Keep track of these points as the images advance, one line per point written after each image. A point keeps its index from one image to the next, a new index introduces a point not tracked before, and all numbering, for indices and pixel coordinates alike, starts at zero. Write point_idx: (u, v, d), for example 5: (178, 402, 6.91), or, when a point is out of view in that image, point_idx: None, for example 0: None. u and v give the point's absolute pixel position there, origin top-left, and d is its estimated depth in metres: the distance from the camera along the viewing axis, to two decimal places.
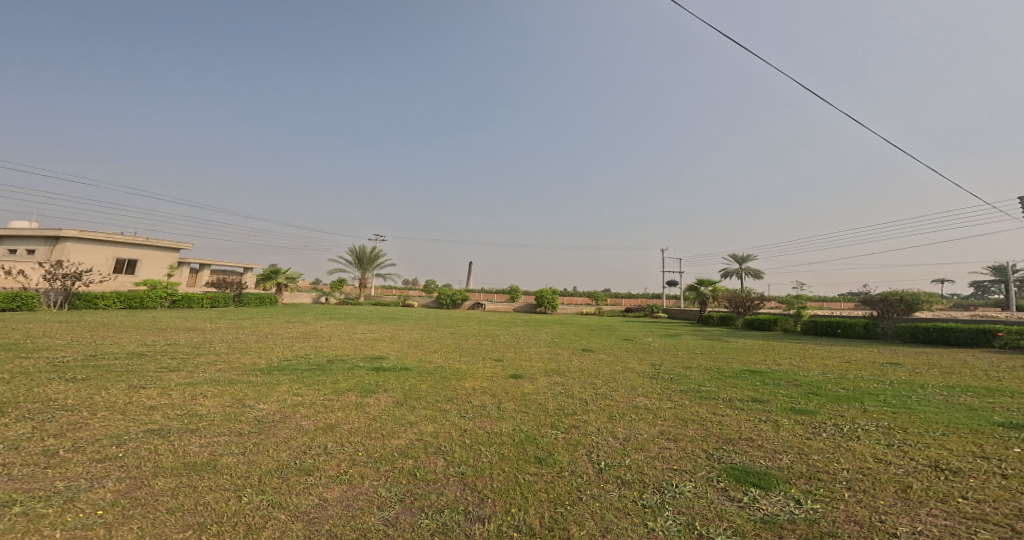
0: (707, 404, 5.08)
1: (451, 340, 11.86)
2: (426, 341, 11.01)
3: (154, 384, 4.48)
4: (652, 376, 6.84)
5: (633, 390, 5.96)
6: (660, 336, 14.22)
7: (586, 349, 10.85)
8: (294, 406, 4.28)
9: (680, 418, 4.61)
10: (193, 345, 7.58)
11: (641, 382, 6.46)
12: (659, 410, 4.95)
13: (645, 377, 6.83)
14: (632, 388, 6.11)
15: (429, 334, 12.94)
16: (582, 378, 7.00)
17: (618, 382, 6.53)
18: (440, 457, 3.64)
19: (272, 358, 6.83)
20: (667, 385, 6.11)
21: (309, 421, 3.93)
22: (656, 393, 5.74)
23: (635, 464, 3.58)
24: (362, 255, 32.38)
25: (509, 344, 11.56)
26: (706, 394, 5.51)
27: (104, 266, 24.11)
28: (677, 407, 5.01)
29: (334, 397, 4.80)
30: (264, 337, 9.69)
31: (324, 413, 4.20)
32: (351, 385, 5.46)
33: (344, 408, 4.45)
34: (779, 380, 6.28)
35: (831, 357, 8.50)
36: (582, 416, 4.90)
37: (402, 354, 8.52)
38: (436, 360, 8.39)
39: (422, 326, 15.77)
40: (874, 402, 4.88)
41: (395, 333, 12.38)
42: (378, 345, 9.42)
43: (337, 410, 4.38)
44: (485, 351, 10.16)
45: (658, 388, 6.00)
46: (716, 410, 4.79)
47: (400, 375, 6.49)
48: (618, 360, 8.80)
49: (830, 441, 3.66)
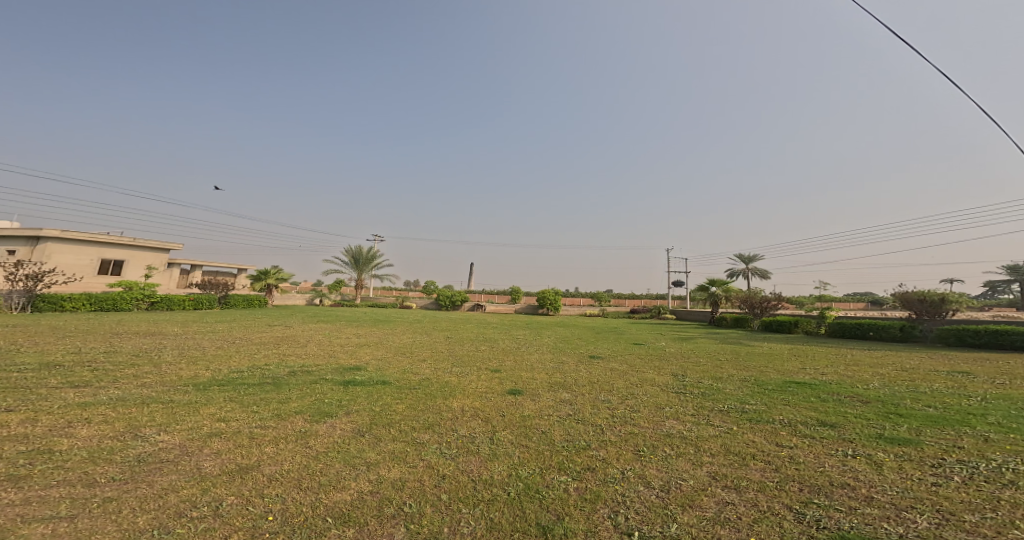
0: (763, 431, 3.92)
1: (445, 346, 10.74)
2: (416, 347, 9.91)
3: (30, 409, 3.42)
4: (680, 391, 5.68)
5: (662, 411, 4.80)
6: (674, 339, 13.05)
7: (594, 355, 9.73)
8: (208, 438, 3.21)
9: (733, 454, 3.45)
10: (136, 353, 6.52)
11: (669, 399, 5.30)
12: (704, 441, 3.79)
13: (671, 392, 5.67)
14: (658, 408, 4.95)
15: (422, 339, 11.83)
16: (595, 395, 5.84)
17: (640, 400, 5.37)
18: (399, 525, 2.50)
19: (222, 368, 5.77)
20: (702, 404, 4.95)
21: (215, 462, 2.88)
22: (693, 415, 4.57)
23: (688, 534, 2.42)
24: (359, 255, 31.35)
25: (509, 350, 10.43)
26: (757, 417, 4.35)
27: (88, 267, 23.15)
28: (724, 436, 3.86)
29: (271, 423, 3.73)
30: (232, 342, 8.63)
31: (246, 450, 3.11)
32: (302, 404, 4.38)
33: (279, 442, 3.34)
34: (837, 395, 5.13)
35: (882, 365, 7.31)
36: (600, 454, 3.76)
37: (384, 362, 7.41)
38: (423, 370, 7.28)
39: (416, 329, 14.63)
40: (986, 425, 3.70)
41: (384, 338, 11.28)
42: (359, 352, 8.33)
43: (268, 444, 3.27)
44: (481, 358, 9.05)
45: (694, 408, 4.83)
46: (778, 441, 3.63)
47: (373, 390, 5.40)
48: (634, 370, 7.64)
49: (982, 491, 2.48)
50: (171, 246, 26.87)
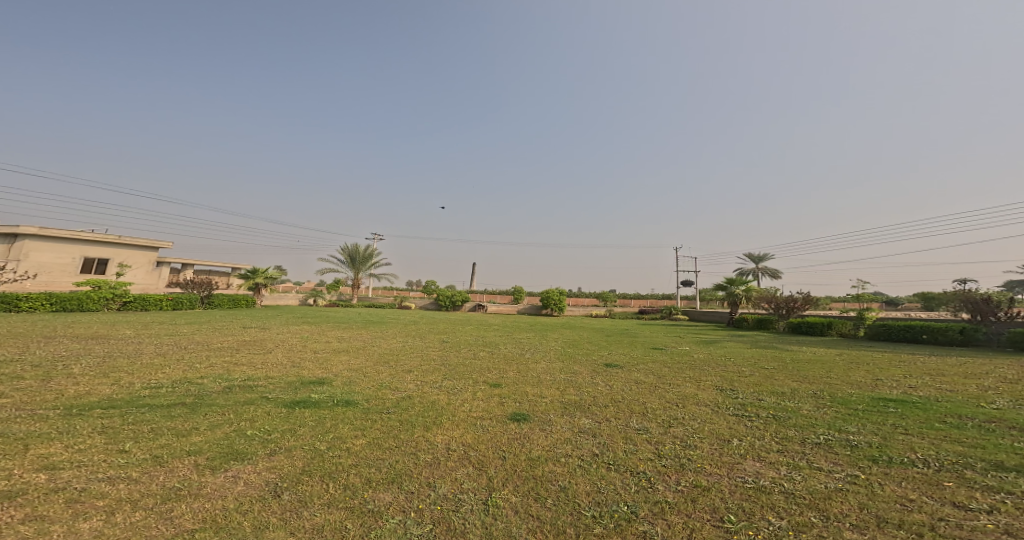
0: (912, 482, 2.54)
1: (438, 352, 9.39)
2: (403, 353, 8.54)
3: None
4: (742, 415, 4.27)
5: (730, 448, 3.41)
6: (697, 343, 11.62)
7: (612, 363, 8.35)
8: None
9: (898, 530, 2.06)
10: (44, 362, 5.23)
11: (733, 428, 3.90)
12: (825, 503, 2.40)
13: (729, 416, 4.28)
14: (722, 443, 3.55)
15: (413, 343, 10.48)
16: (628, 422, 4.46)
17: (692, 429, 3.98)
18: None
19: (137, 382, 4.45)
20: (783, 437, 3.57)
21: None
22: (780, 455, 3.19)
23: None
24: (355, 254, 30.07)
25: (511, 357, 9.06)
26: (881, 457, 2.96)
27: (68, 266, 21.99)
28: (855, 494, 2.47)
29: (132, 475, 2.46)
30: (184, 346, 7.34)
31: (38, 531, 1.85)
32: (206, 441, 3.09)
33: (116, 513, 2.07)
34: (968, 419, 3.72)
35: (978, 376, 5.88)
36: (658, 531, 2.36)
37: (357, 374, 6.06)
38: (406, 384, 5.93)
39: (409, 332, 13.27)
40: None
41: (370, 341, 9.95)
42: (332, 360, 7.00)
43: (90, 518, 1.99)
44: (478, 367, 7.70)
45: (777, 443, 3.43)
46: (957, 502, 2.24)
47: (327, 413, 4.06)
48: (665, 383, 6.27)
49: None
50: (159, 245, 25.74)
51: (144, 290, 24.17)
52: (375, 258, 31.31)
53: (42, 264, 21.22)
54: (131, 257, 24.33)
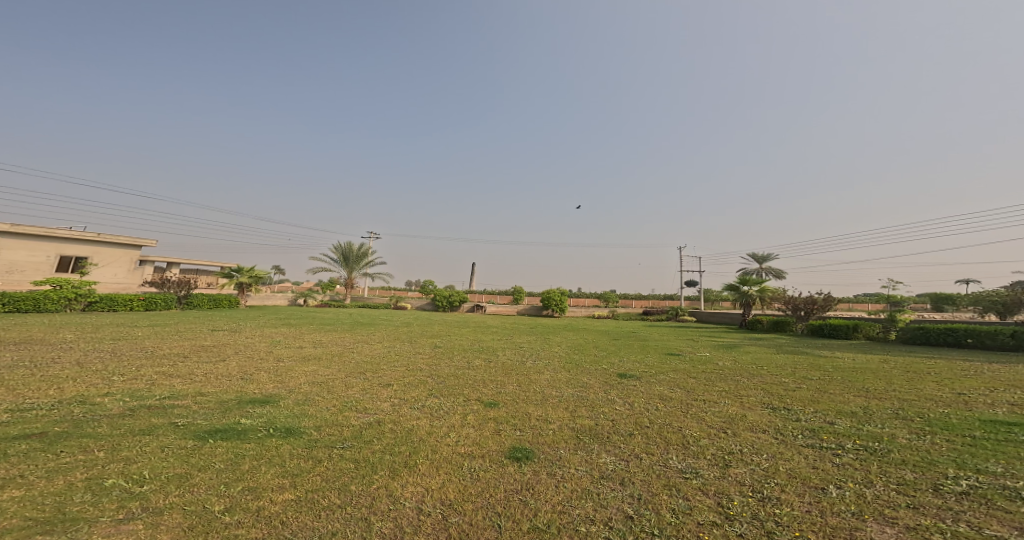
0: None
1: (426, 359, 8.28)
2: (384, 361, 7.43)
3: None
4: (821, 448, 3.32)
5: (831, 503, 2.51)
6: (716, 348, 10.54)
7: (626, 373, 7.25)
8: None
9: None
10: None
11: (819, 469, 2.98)
12: None
13: (805, 450, 3.34)
14: (815, 494, 2.67)
15: (400, 348, 9.37)
16: (668, 461, 3.46)
17: (762, 471, 3.02)
18: None
19: (3, 400, 3.33)
20: (901, 490, 2.57)
21: None
22: (915, 516, 2.30)
23: None
24: (348, 253, 28.93)
25: (510, 366, 7.96)
26: None
27: (43, 264, 20.85)
28: None
29: None
30: (121, 353, 6.20)
31: None
32: (21, 504, 1.99)
33: None
34: None
35: None
36: None
37: (319, 388, 4.95)
38: (379, 403, 4.82)
39: (398, 335, 12.13)
40: None
41: (350, 347, 8.82)
42: (296, 370, 5.89)
43: None
44: (470, 379, 6.62)
45: (898, 496, 2.52)
46: None
47: (248, 455, 2.95)
48: (697, 401, 5.17)
49: None
50: (141, 243, 24.57)
51: (120, 290, 22.80)
52: (369, 257, 30.10)
53: (14, 263, 20.08)
54: (110, 255, 23.15)
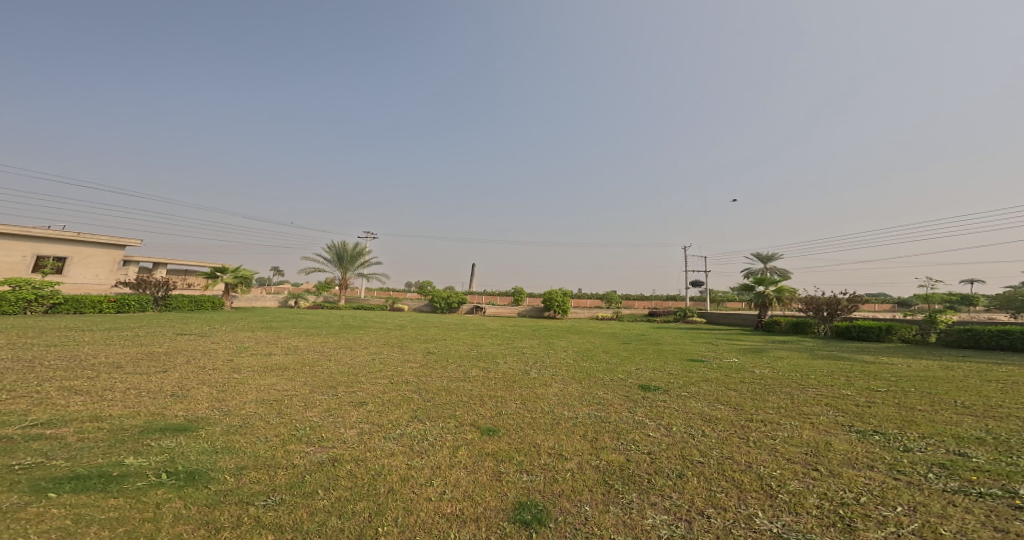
0: None
1: (416, 368, 7.17)
2: (365, 371, 6.32)
3: None
4: (985, 497, 2.33)
5: None
6: (742, 353, 9.45)
7: (650, 385, 6.15)
8: None
9: None
10: None
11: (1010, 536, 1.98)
12: None
13: (961, 502, 2.34)
14: None
15: (388, 355, 8.28)
16: (753, 520, 2.41)
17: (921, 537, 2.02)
18: None
19: None
20: None
21: None
22: None
23: None
24: (343, 252, 27.78)
25: (512, 377, 6.88)
26: None
27: (18, 265, 19.72)
28: None
29: None
30: (42, 363, 5.11)
31: None
32: None
33: None
34: None
35: None
36: None
37: (267, 411, 3.84)
38: (343, 430, 3.74)
39: (389, 339, 11.02)
40: None
41: (330, 353, 7.74)
42: (251, 384, 4.80)
43: None
44: (466, 396, 5.52)
45: None
46: None
47: (98, 529, 1.89)
48: (753, 422, 4.09)
49: None
50: (125, 242, 23.45)
51: (82, 290, 21.01)
52: (363, 257, 28.91)
53: None
54: (92, 254, 22.02)
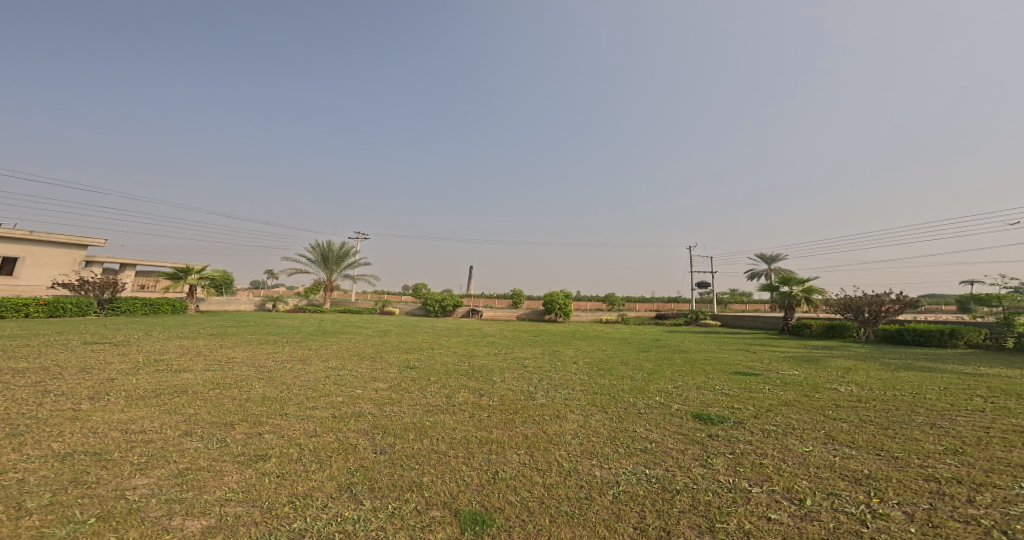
0: None
1: (382, 391, 5.31)
2: (303, 397, 4.48)
3: None
4: None
5: None
6: (795, 366, 7.68)
7: (710, 416, 4.33)
8: None
9: None
10: None
11: None
12: None
13: None
14: None
15: (351, 369, 6.44)
16: None
17: None
18: None
19: None
20: None
21: None
22: None
23: None
24: (327, 252, 25.78)
25: (511, 405, 5.09)
26: None
27: None
28: None
29: None
30: None
31: None
32: None
33: None
34: None
35: None
36: None
37: (34, 495, 2.01)
38: (165, 531, 1.93)
39: (363, 347, 9.18)
40: None
41: (272, 369, 5.89)
42: (87, 425, 2.98)
43: None
44: (444, 448, 3.67)
45: None
46: None
47: None
48: (952, 489, 2.49)
49: None
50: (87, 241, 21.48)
51: (29, 291, 18.83)
52: (350, 258, 26.99)
53: None
54: (47, 253, 19.95)
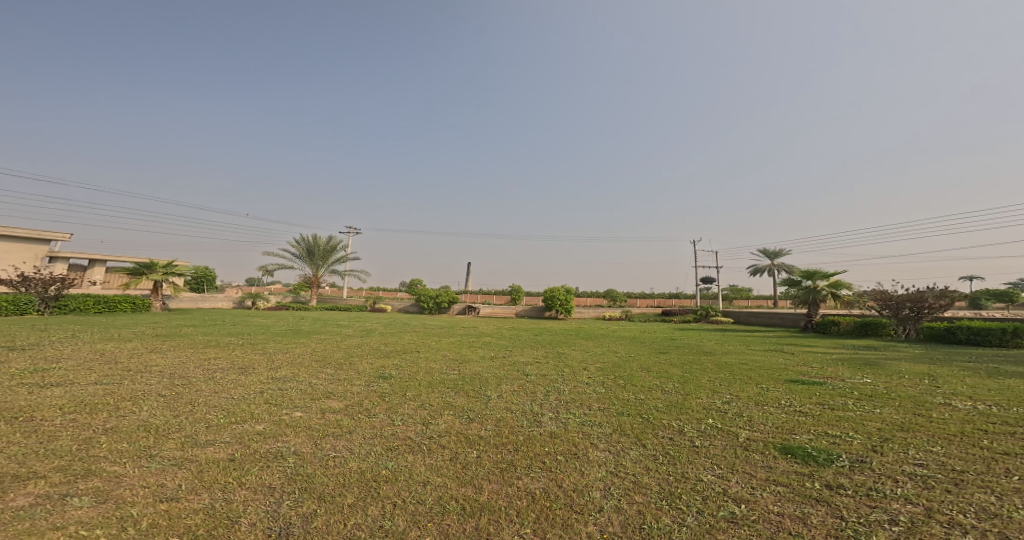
0: None
1: (331, 414, 3.88)
2: (197, 430, 3.05)
3: None
4: None
5: None
6: (854, 372, 6.33)
7: (809, 451, 3.18)
8: None
9: None
10: None
11: None
12: None
13: None
14: None
15: (303, 381, 5.02)
16: None
17: None
18: None
19: None
20: None
21: None
22: None
23: None
24: (312, 246, 24.23)
25: (508, 443, 3.71)
26: None
27: None
28: None
29: None
30: None
31: None
32: None
33: None
34: None
35: None
36: None
37: None
38: None
39: (333, 350, 7.74)
40: None
41: (191, 382, 4.45)
42: None
43: None
44: (399, 527, 2.24)
45: None
46: None
47: None
48: None
49: None
50: (49, 236, 19.85)
51: None
52: (338, 253, 25.46)
53: None
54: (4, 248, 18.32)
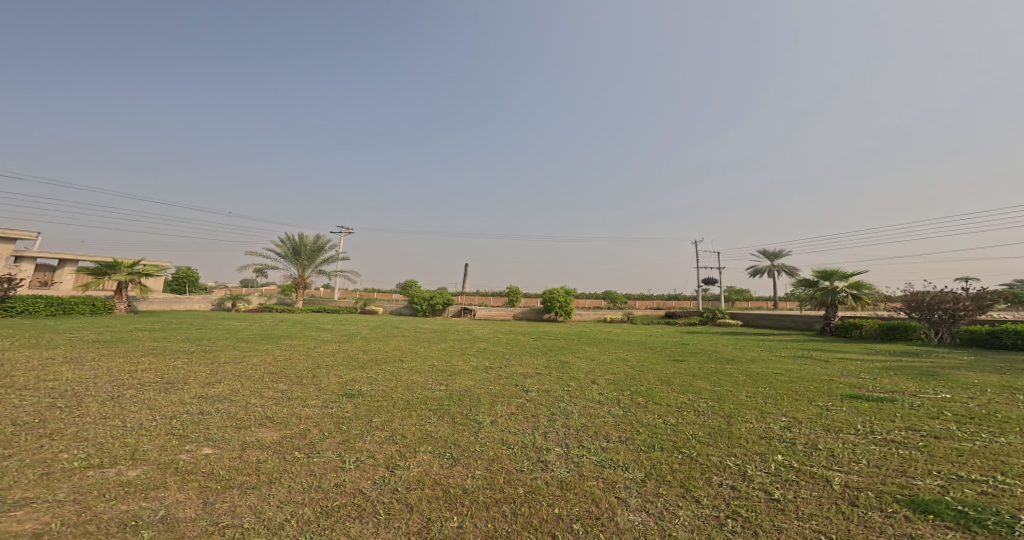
0: None
1: (251, 451, 2.90)
2: (14, 482, 2.12)
3: None
4: None
5: None
6: (917, 384, 5.31)
7: (957, 506, 2.15)
8: None
9: None
10: None
11: None
12: None
13: None
14: None
15: (238, 403, 3.94)
16: None
17: None
18: None
19: None
20: None
21: None
22: None
23: None
24: (298, 245, 23.02)
25: (502, 502, 2.69)
26: None
27: None
28: None
29: None
30: None
31: None
32: None
33: None
34: None
35: None
36: None
37: None
38: None
39: (298, 359, 6.65)
40: None
41: (81, 406, 3.38)
42: None
43: None
44: None
45: None
46: None
47: None
48: None
49: None
50: (13, 234, 18.52)
51: None
52: (325, 252, 24.25)
53: None
54: None
